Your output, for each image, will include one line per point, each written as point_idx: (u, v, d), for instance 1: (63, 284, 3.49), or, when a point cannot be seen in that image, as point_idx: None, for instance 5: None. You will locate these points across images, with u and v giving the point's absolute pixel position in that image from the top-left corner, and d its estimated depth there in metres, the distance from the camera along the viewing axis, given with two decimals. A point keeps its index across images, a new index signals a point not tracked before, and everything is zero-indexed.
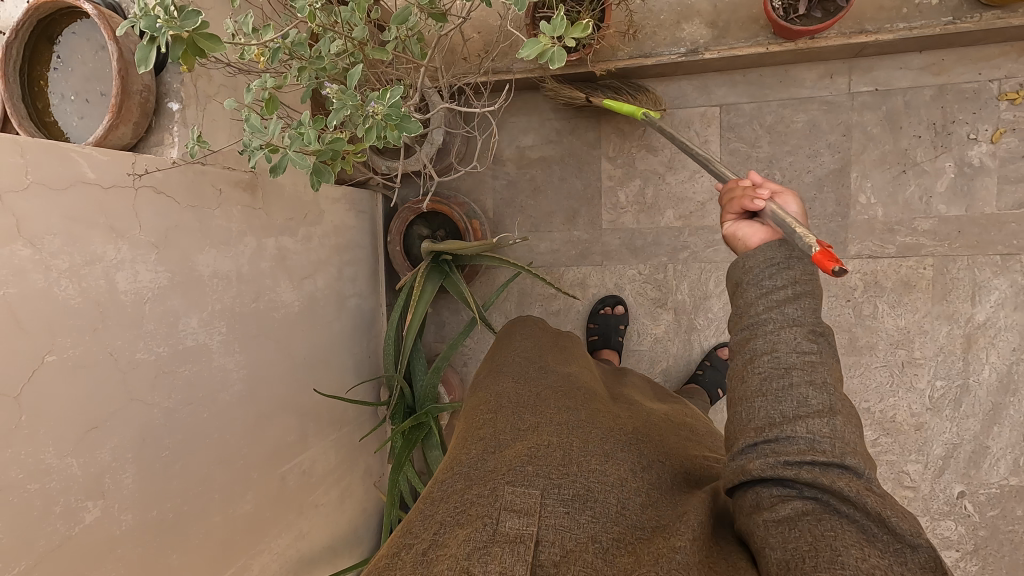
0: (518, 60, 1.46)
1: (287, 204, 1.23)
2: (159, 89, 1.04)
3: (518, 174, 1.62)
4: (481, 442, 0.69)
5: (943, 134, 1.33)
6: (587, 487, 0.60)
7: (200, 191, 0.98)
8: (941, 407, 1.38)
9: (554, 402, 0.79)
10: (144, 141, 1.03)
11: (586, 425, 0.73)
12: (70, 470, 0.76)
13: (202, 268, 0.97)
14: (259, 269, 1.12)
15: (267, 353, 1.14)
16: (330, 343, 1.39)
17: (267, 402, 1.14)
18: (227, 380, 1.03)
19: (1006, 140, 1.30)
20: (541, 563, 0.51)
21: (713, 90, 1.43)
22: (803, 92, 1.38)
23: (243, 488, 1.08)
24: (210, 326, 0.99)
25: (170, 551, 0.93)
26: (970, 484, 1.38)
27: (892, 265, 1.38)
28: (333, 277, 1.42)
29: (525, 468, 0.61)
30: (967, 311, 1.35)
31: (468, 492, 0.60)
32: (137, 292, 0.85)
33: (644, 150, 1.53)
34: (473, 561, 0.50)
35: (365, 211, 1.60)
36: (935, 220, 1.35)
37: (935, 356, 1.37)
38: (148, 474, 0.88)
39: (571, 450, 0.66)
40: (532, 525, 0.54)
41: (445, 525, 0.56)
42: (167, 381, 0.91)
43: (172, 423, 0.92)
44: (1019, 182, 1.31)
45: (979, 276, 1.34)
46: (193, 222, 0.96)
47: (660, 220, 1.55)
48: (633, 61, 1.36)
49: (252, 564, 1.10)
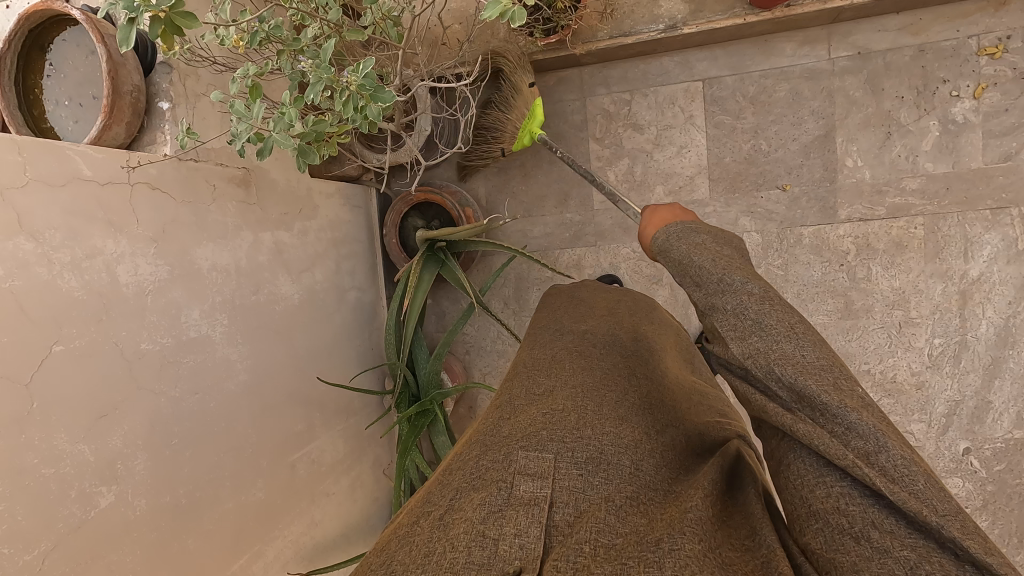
0: (502, 46, 1.51)
1: (281, 199, 1.29)
2: (150, 91, 1.10)
3: (508, 161, 1.67)
4: (496, 415, 0.74)
5: (926, 93, 1.37)
6: (599, 451, 0.67)
7: (194, 186, 1.04)
8: (941, 364, 1.42)
9: (567, 363, 0.86)
10: (139, 142, 1.09)
11: (599, 391, 0.79)
12: (83, 455, 0.82)
13: (200, 261, 1.03)
14: (257, 263, 1.18)
15: (270, 345, 1.19)
16: (332, 334, 1.43)
17: (272, 395, 1.18)
18: (231, 370, 1.08)
19: (988, 95, 1.34)
20: (554, 524, 0.56)
21: (694, 65, 1.48)
22: (783, 61, 1.43)
23: (252, 476, 1.11)
24: (211, 317, 1.04)
25: (184, 535, 0.96)
26: (975, 440, 1.41)
27: (883, 227, 1.43)
28: (332, 271, 1.46)
29: (541, 435, 0.67)
30: (960, 267, 1.39)
31: (484, 457, 0.64)
32: (138, 285, 0.91)
33: (631, 129, 1.55)
34: (489, 524, 0.54)
35: (360, 206, 1.65)
36: (923, 178, 1.39)
37: (932, 314, 1.41)
38: (159, 459, 0.93)
39: (584, 415, 0.72)
40: (546, 487, 0.59)
41: (461, 489, 0.60)
42: (173, 370, 0.96)
43: (180, 410, 0.97)
44: (1003, 136, 1.34)
45: (970, 232, 1.38)
46: (190, 217, 1.02)
47: (650, 197, 1.54)
48: (614, 41, 1.44)
49: (266, 552, 1.13)
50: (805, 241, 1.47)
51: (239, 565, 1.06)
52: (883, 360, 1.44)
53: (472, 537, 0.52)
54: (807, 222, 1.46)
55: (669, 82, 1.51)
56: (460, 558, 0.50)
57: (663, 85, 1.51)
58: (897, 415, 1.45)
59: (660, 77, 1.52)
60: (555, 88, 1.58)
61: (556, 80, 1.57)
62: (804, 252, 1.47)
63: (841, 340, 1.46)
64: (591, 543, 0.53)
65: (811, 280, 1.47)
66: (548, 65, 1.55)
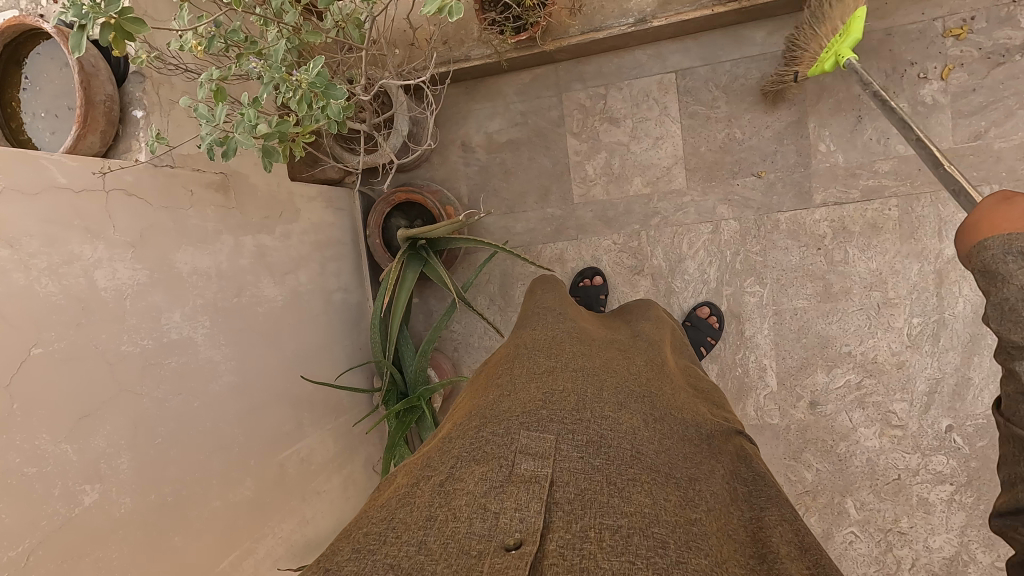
0: (476, 45, 1.45)
1: (263, 204, 1.25)
2: (125, 101, 1.06)
3: (488, 159, 1.59)
4: (497, 387, 0.74)
5: (895, 76, 1.27)
6: (600, 434, 0.65)
7: (172, 190, 1.01)
8: (920, 343, 1.37)
9: (568, 344, 0.85)
10: (115, 151, 1.04)
11: (601, 374, 0.78)
12: (66, 455, 0.78)
13: (181, 265, 1.00)
14: (238, 266, 1.14)
15: (256, 348, 1.15)
16: (320, 335, 1.40)
17: (260, 394, 1.14)
18: (215, 372, 1.04)
19: (955, 76, 1.25)
20: (555, 501, 0.56)
21: (668, 57, 1.45)
22: (753, 49, 1.40)
23: (241, 473, 1.07)
24: (193, 320, 1.01)
25: (173, 532, 0.92)
26: (957, 417, 1.36)
27: (858, 210, 1.39)
28: (316, 273, 1.42)
29: (541, 413, 0.66)
30: (935, 247, 1.35)
31: (484, 429, 0.64)
32: (118, 288, 0.88)
33: (606, 123, 1.51)
34: (490, 498, 0.55)
35: (343, 208, 1.60)
36: (895, 160, 1.35)
37: (910, 294, 1.37)
38: (145, 460, 0.89)
39: (585, 397, 0.71)
40: (546, 466, 0.59)
41: (461, 459, 0.61)
42: (157, 372, 0.93)
43: (165, 412, 0.93)
44: (972, 116, 1.25)
45: (942, 211, 1.34)
46: (169, 222, 0.99)
47: (629, 189, 1.52)
48: (585, 36, 1.38)
49: (257, 549, 1.08)
50: (782, 226, 1.43)
51: (227, 562, 1.01)
52: (864, 341, 1.40)
53: (473, 509, 0.54)
54: (784, 208, 1.43)
55: (643, 75, 1.47)
56: (462, 529, 0.53)
57: (639, 78, 1.48)
58: (879, 395, 1.40)
59: (635, 71, 1.48)
60: (532, 85, 1.54)
61: (531, 78, 1.54)
62: (781, 236, 1.43)
63: (821, 323, 1.42)
64: (596, 529, 0.53)
65: (789, 265, 1.43)
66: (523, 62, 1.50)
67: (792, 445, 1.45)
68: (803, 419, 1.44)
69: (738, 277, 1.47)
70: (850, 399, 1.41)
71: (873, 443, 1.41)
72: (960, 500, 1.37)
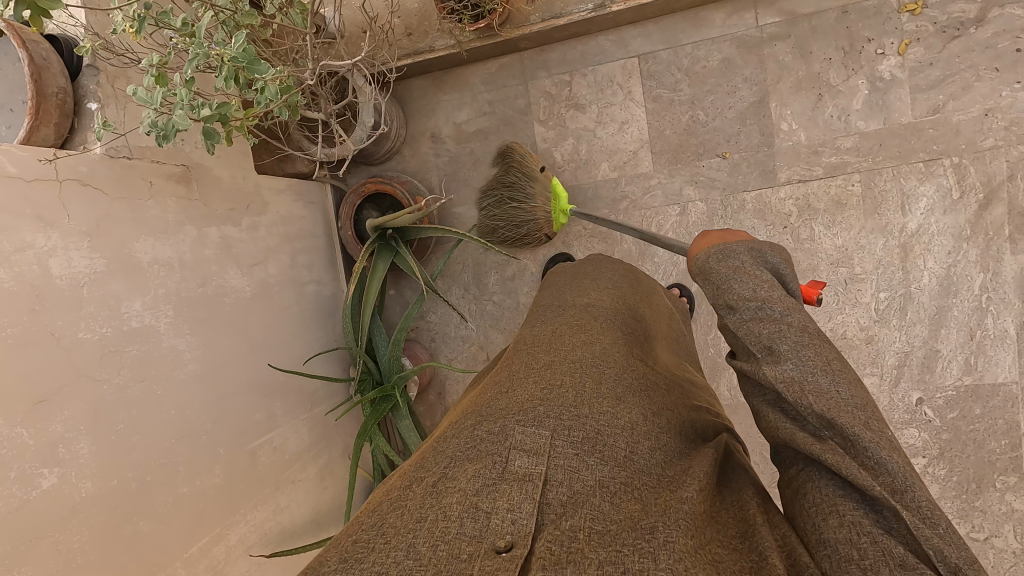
0: (441, 36, 1.45)
1: (227, 194, 1.21)
2: (79, 94, 1.01)
3: (458, 150, 1.58)
4: (496, 386, 0.70)
5: (853, 54, 1.31)
6: (597, 430, 0.62)
7: (131, 181, 0.99)
8: (887, 317, 1.33)
9: (569, 335, 0.81)
10: (70, 144, 1.01)
11: (600, 365, 0.73)
12: (20, 439, 0.78)
13: (140, 255, 0.98)
14: (203, 256, 1.12)
15: (222, 337, 1.13)
16: (292, 328, 1.35)
17: (226, 382, 1.13)
18: (179, 360, 1.03)
19: (913, 51, 1.28)
20: (547, 501, 0.53)
21: (630, 42, 1.43)
22: (714, 32, 1.38)
23: (208, 461, 1.05)
24: (155, 309, 1.00)
25: (135, 516, 0.92)
26: (927, 389, 1.32)
27: (821, 187, 1.36)
28: (287, 265, 1.37)
29: (538, 410, 0.62)
30: (898, 221, 1.32)
31: (479, 429, 0.60)
32: (73, 278, 0.88)
33: (573, 110, 1.49)
34: (482, 496, 0.51)
35: (315, 202, 1.54)
36: (856, 137, 1.33)
37: (875, 269, 1.33)
38: (105, 445, 0.89)
39: (582, 391, 0.67)
40: (541, 464, 0.55)
41: (455, 460, 0.57)
42: (115, 359, 0.92)
43: (124, 399, 0.92)
44: (930, 89, 1.28)
45: (905, 186, 1.31)
46: (126, 212, 0.97)
47: (596, 173, 1.49)
48: (547, 23, 1.38)
49: (226, 535, 1.07)
50: (748, 207, 1.40)
51: (197, 548, 1.01)
52: (832, 318, 1.36)
53: (465, 508, 0.50)
54: (749, 187, 1.39)
55: (607, 60, 1.45)
56: (452, 529, 0.48)
57: (602, 64, 1.46)
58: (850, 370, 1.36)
59: (597, 57, 1.46)
60: (498, 75, 1.53)
61: (498, 67, 1.53)
62: (748, 216, 1.40)
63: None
64: (586, 529, 0.50)
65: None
66: (488, 52, 1.49)
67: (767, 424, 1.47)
68: None
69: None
70: None
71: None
72: (933, 473, 1.33)
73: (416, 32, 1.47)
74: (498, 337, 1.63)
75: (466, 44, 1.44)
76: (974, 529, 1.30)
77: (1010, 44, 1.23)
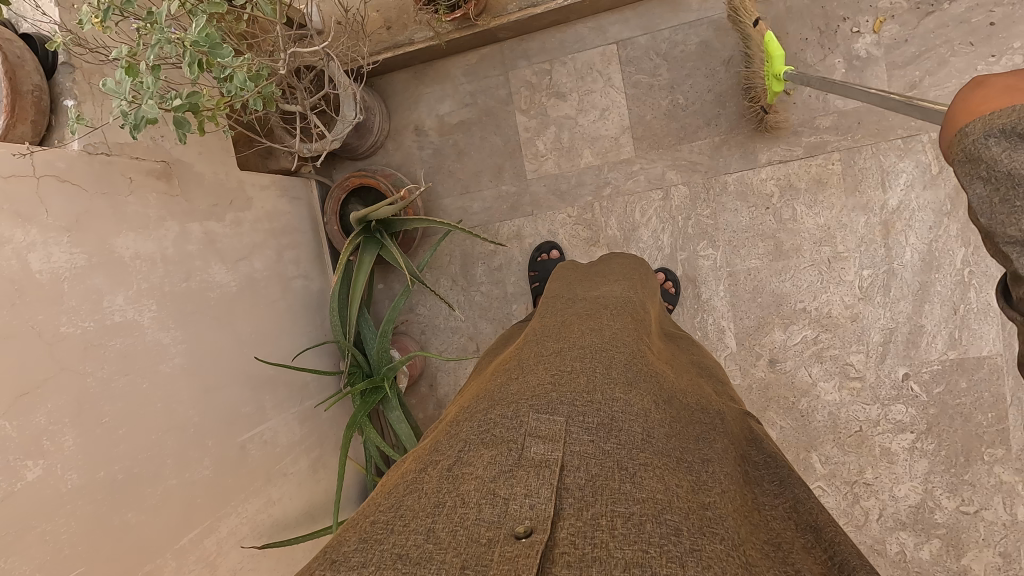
0: (419, 28, 1.47)
1: (210, 192, 1.20)
2: (54, 92, 1.00)
3: (441, 142, 1.59)
4: (508, 373, 0.68)
5: (829, 33, 1.32)
6: (612, 416, 0.58)
7: (110, 177, 0.98)
8: (872, 294, 1.35)
9: (578, 325, 0.79)
10: (48, 141, 1.00)
11: (611, 350, 0.71)
12: (3, 431, 0.77)
13: (121, 250, 0.98)
14: (185, 252, 1.10)
15: (209, 332, 1.12)
16: (280, 324, 1.34)
17: (215, 376, 1.11)
18: (164, 354, 1.02)
19: (888, 28, 1.30)
20: (565, 485, 0.50)
21: (608, 28, 1.45)
22: (690, 16, 1.40)
23: (198, 455, 1.04)
24: (138, 304, 0.99)
25: (124, 508, 0.90)
26: (913, 364, 1.33)
27: (802, 167, 1.38)
28: (273, 260, 1.36)
29: (550, 395, 0.60)
30: (880, 198, 1.34)
31: (492, 413, 0.58)
32: (53, 272, 0.87)
33: (553, 98, 1.51)
34: (499, 483, 0.50)
35: (300, 197, 1.53)
36: (835, 115, 1.35)
37: (858, 247, 1.35)
38: (91, 437, 0.87)
39: (594, 376, 0.64)
40: (557, 450, 0.53)
41: (470, 443, 0.55)
42: (98, 353, 0.90)
43: (110, 392, 0.91)
44: (906, 66, 1.30)
45: (885, 162, 1.33)
46: (105, 207, 0.96)
47: (579, 161, 1.51)
48: (524, 12, 1.40)
49: (218, 527, 1.05)
50: (730, 188, 1.42)
51: (187, 539, 0.99)
52: (817, 297, 1.38)
53: (482, 495, 0.49)
54: (730, 169, 1.42)
55: (586, 48, 1.48)
56: (470, 515, 0.47)
57: (581, 51, 1.48)
58: (836, 347, 1.37)
59: (576, 45, 1.49)
60: (478, 66, 1.55)
61: (478, 58, 1.54)
62: (731, 198, 1.42)
63: (775, 282, 1.40)
64: (609, 516, 0.47)
65: (740, 227, 1.41)
66: (468, 44, 1.51)
67: (755, 404, 1.42)
68: (765, 377, 1.41)
69: (691, 242, 1.45)
70: (809, 354, 1.38)
71: (833, 397, 1.37)
72: (923, 447, 1.33)
73: (394, 26, 1.49)
74: (488, 327, 1.60)
75: (445, 36, 1.45)
76: (964, 502, 1.30)
77: (983, 17, 1.25)
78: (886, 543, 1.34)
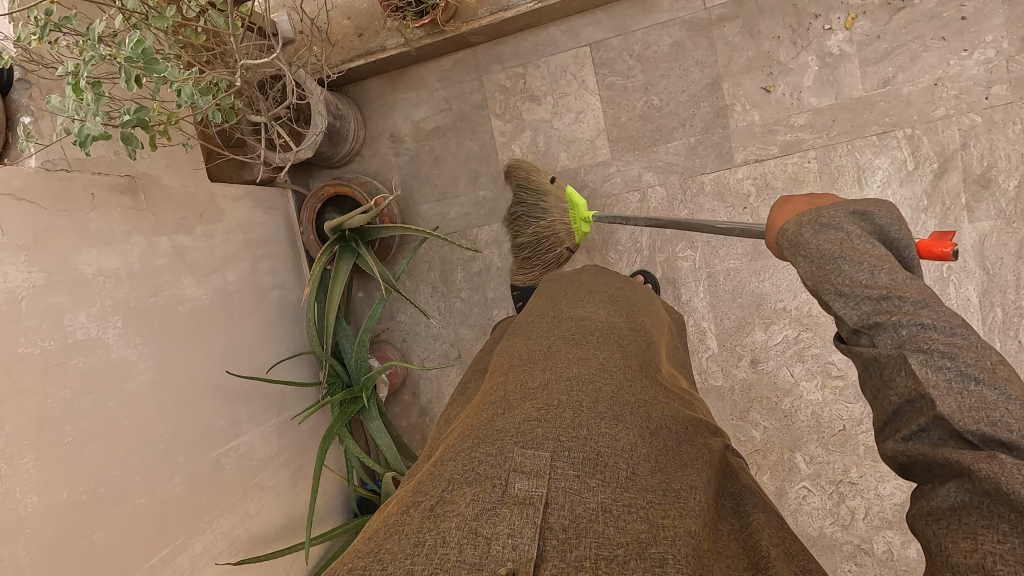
0: (390, 35, 1.43)
1: (179, 203, 1.11)
2: (9, 108, 0.89)
3: (417, 148, 1.53)
4: (493, 403, 0.65)
5: (801, 31, 1.30)
6: (598, 450, 0.57)
7: (70, 194, 0.89)
8: None
9: (564, 351, 0.74)
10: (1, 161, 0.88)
11: (595, 382, 0.68)
12: None
13: (83, 268, 0.89)
14: (153, 266, 1.02)
15: (180, 348, 1.04)
16: (256, 337, 1.26)
17: (185, 392, 1.03)
18: (131, 371, 0.93)
19: (860, 24, 1.27)
20: (550, 525, 0.49)
21: (580, 31, 1.41)
22: (662, 17, 1.36)
23: (168, 474, 0.96)
24: (102, 321, 0.91)
25: (90, 528, 0.82)
26: None
27: (778, 166, 1.33)
28: (246, 271, 1.28)
29: (535, 429, 0.58)
30: (856, 195, 1.30)
31: (477, 450, 0.56)
32: (9, 292, 0.78)
33: (528, 102, 1.46)
34: (481, 522, 0.49)
35: (275, 208, 1.46)
36: (809, 113, 1.31)
37: None
38: (52, 460, 0.79)
39: (581, 410, 0.62)
40: (542, 486, 0.52)
41: (453, 480, 0.54)
42: (61, 371, 0.83)
43: (74, 413, 0.83)
44: (880, 62, 1.27)
45: (861, 159, 1.29)
46: (66, 224, 0.88)
47: (556, 165, 1.45)
48: (494, 17, 1.36)
49: (191, 545, 0.97)
50: (707, 188, 1.37)
51: (158, 558, 0.92)
52: (797, 296, 1.34)
53: (464, 533, 0.48)
54: (706, 169, 1.37)
55: (559, 51, 1.43)
56: (451, 557, 0.46)
57: (554, 55, 1.44)
58: (818, 346, 1.34)
59: (549, 48, 1.44)
60: (452, 72, 1.50)
61: (452, 63, 1.49)
62: (708, 199, 1.37)
63: (755, 281, 1.36)
64: (592, 558, 0.47)
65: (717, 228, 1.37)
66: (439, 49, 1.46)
67: (738, 406, 1.38)
68: (746, 378, 1.38)
69: (670, 244, 1.41)
70: (791, 354, 1.35)
71: (816, 396, 1.34)
72: None
73: (365, 33, 1.44)
74: (470, 335, 1.55)
75: (416, 42, 1.41)
76: None
77: (955, 12, 1.22)
78: (873, 541, 1.30)
